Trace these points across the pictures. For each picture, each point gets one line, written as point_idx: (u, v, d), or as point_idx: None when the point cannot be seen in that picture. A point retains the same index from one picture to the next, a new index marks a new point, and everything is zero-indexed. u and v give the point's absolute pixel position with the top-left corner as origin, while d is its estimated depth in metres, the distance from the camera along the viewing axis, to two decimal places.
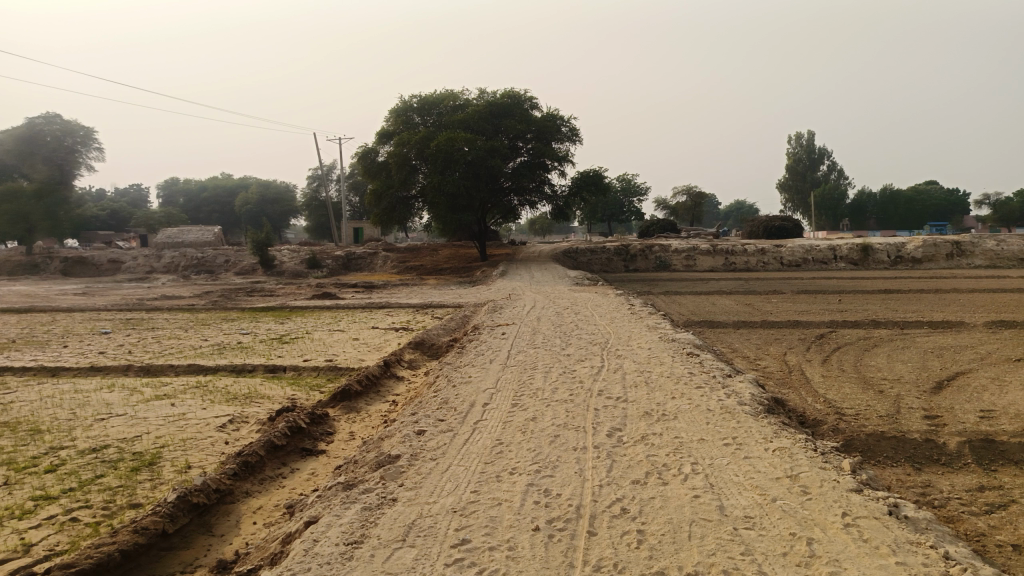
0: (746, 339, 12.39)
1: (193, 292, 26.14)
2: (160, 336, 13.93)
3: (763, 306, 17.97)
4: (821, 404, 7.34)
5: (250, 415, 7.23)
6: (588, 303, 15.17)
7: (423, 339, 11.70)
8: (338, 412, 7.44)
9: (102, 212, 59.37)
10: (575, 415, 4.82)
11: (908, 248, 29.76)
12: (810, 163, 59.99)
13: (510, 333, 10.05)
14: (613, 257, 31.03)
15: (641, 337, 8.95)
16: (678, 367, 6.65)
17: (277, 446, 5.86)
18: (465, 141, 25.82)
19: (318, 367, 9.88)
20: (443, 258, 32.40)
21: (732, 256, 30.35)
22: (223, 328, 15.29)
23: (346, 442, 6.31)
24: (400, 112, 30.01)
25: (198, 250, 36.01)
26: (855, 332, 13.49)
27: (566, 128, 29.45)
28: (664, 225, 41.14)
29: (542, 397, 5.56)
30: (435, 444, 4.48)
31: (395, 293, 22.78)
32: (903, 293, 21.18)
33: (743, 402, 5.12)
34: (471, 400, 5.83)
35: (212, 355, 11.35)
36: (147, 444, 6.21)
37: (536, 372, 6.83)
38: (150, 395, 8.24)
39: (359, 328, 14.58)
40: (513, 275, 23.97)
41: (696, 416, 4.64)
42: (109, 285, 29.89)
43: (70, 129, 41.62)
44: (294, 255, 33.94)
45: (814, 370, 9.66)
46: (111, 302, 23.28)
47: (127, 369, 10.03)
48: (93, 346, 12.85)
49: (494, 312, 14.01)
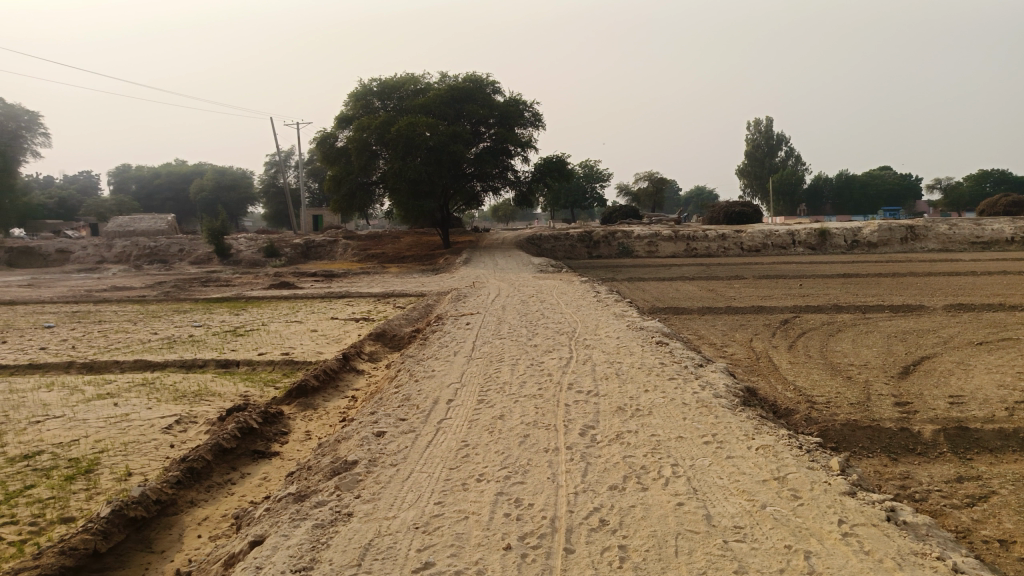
0: (712, 325, 12.29)
1: (145, 283, 25.27)
2: (107, 330, 13.32)
3: (727, 292, 17.94)
4: (792, 393, 7.19)
5: (199, 415, 6.83)
6: (553, 290, 14.93)
7: (384, 330, 11.35)
8: (295, 410, 7.08)
9: (50, 200, 57.33)
10: (544, 412, 4.55)
11: (865, 232, 30.17)
12: (768, 149, 60.67)
13: (474, 323, 9.74)
14: (576, 244, 30.86)
15: (609, 326, 8.72)
16: (648, 358, 6.42)
17: (226, 449, 5.48)
18: (427, 125, 25.34)
19: (273, 361, 9.45)
20: (405, 245, 31.93)
21: (694, 241, 30.43)
22: (176, 320, 14.71)
23: (301, 443, 5.95)
24: (360, 96, 29.32)
25: (151, 239, 34.91)
26: (818, 316, 13.47)
27: (528, 113, 29.14)
28: (626, 211, 41.13)
29: (508, 392, 5.28)
30: (396, 447, 4.17)
31: (355, 282, 22.26)
32: (862, 277, 21.37)
33: (718, 395, 4.90)
34: (434, 396, 5.52)
35: (161, 349, 10.84)
36: (85, 449, 5.80)
37: (502, 365, 6.54)
38: (92, 394, 7.77)
39: (318, 319, 14.14)
40: (477, 262, 23.65)
41: (672, 411, 4.40)
42: (56, 277, 28.79)
43: (13, 114, 40.16)
44: (252, 243, 33.10)
45: (781, 357, 9.55)
46: (58, 294, 22.32)
47: (69, 366, 9.49)
48: (35, 341, 12.21)
49: (457, 301, 13.68)
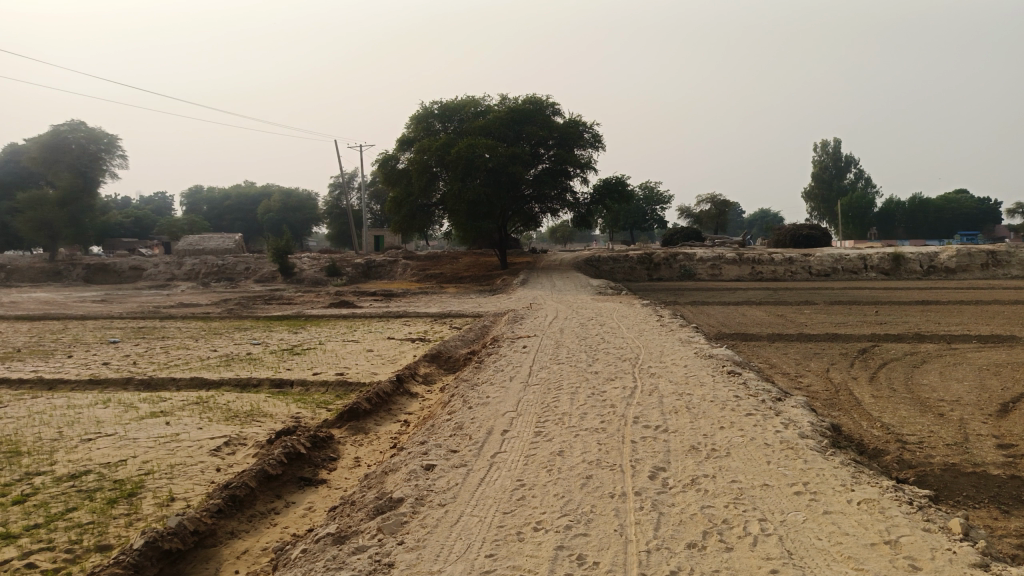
0: (783, 353, 11.62)
1: (211, 300, 25.77)
2: (169, 346, 13.45)
3: (797, 319, 17.09)
4: (880, 431, 6.57)
5: (249, 437, 6.63)
6: (614, 313, 14.44)
7: (440, 352, 11.09)
8: (345, 435, 6.82)
9: (127, 219, 59.60)
10: (609, 449, 4.14)
11: (942, 257, 28.67)
12: (837, 171, 58.79)
13: (532, 347, 9.36)
14: (636, 266, 30.25)
15: (674, 354, 8.22)
16: (721, 390, 5.94)
17: (271, 476, 5.23)
18: (486, 147, 25.26)
19: (327, 381, 9.26)
20: (464, 266, 31.87)
21: (759, 265, 29.44)
22: (235, 337, 14.78)
23: (350, 471, 5.68)
24: (421, 118, 29.56)
25: (219, 257, 35.77)
26: (900, 346, 12.61)
27: (588, 135, 28.84)
28: (688, 233, 40.29)
29: (569, 424, 4.89)
30: (447, 483, 3.83)
31: (413, 302, 22.19)
32: (941, 305, 20.19)
33: (805, 434, 4.41)
34: (489, 426, 5.16)
35: (218, 367, 10.80)
36: (131, 470, 5.63)
37: (562, 393, 6.14)
38: (145, 412, 7.67)
39: (374, 339, 13.99)
40: (535, 283, 23.34)
41: (755, 453, 3.95)
42: (128, 293, 29.68)
43: (94, 137, 41.15)
44: (314, 262, 33.57)
45: (862, 390, 8.87)
46: (128, 309, 22.91)
47: (127, 382, 9.50)
48: (100, 356, 12.38)
49: (515, 322, 13.34)
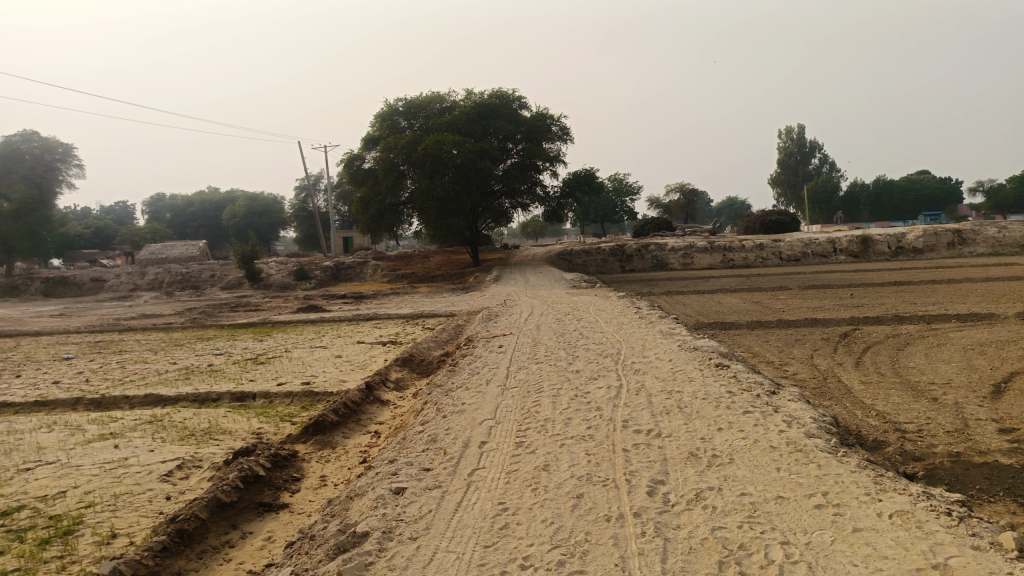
0: (765, 341, 11.33)
1: (175, 309, 24.93)
2: (126, 361, 12.77)
3: (773, 304, 16.84)
4: (875, 420, 6.23)
5: (205, 458, 6.10)
6: (590, 307, 14.07)
7: (412, 355, 10.61)
8: (311, 451, 6.33)
9: (87, 230, 57.93)
10: (599, 461, 3.72)
11: (910, 238, 28.78)
12: (802, 157, 59.12)
13: (508, 346, 8.91)
14: (609, 258, 29.95)
15: (658, 347, 7.83)
16: (711, 385, 5.56)
17: (225, 504, 4.73)
18: (453, 143, 24.77)
19: (292, 392, 8.72)
20: (435, 264, 31.34)
21: (731, 252, 29.32)
22: (197, 348, 14.12)
23: (315, 493, 5.20)
24: (386, 116, 28.94)
25: (183, 266, 34.78)
26: (881, 329, 12.39)
27: (556, 127, 28.46)
28: (659, 223, 40.11)
29: (552, 432, 4.47)
30: (417, 510, 3.37)
31: (383, 303, 21.62)
32: (915, 285, 20.12)
33: (811, 432, 4.04)
34: (465, 437, 4.71)
35: (176, 381, 10.18)
36: (70, 503, 5.08)
37: (542, 396, 5.72)
38: (93, 435, 7.09)
39: (343, 344, 13.44)
40: (508, 279, 22.92)
41: (763, 458, 3.56)
42: (89, 306, 28.70)
43: (48, 146, 39.94)
44: (282, 267, 32.78)
45: (851, 376, 8.59)
46: (87, 323, 22.02)
47: (76, 402, 8.88)
48: (51, 374, 11.69)
49: (488, 321, 12.88)
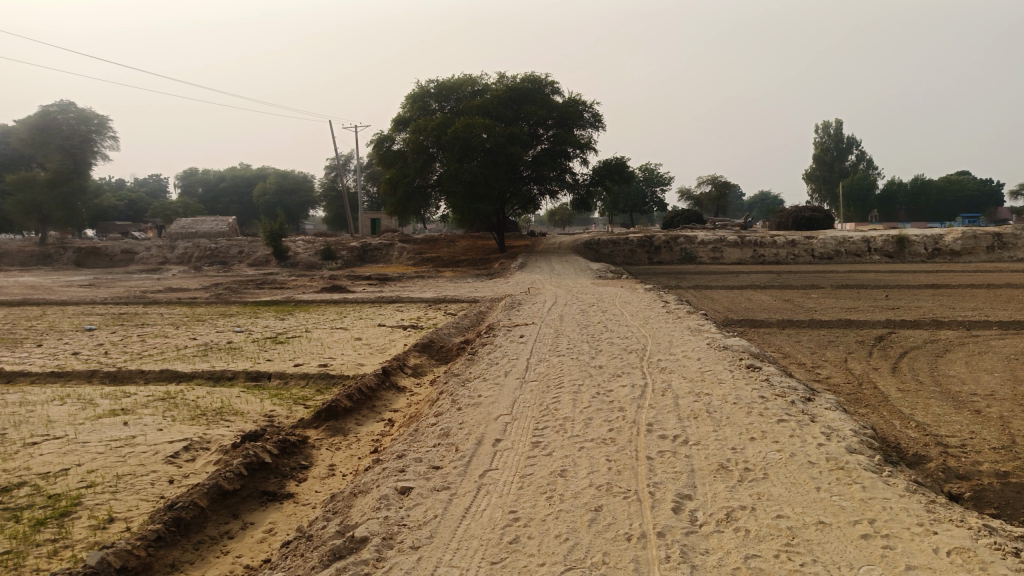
0: (797, 341, 10.93)
1: (201, 284, 25.01)
2: (148, 335, 12.73)
3: (805, 303, 16.35)
4: (915, 432, 5.86)
5: (213, 440, 5.93)
6: (615, 299, 13.74)
7: (432, 341, 10.40)
8: (322, 437, 6.13)
9: (121, 202, 58.60)
10: (621, 469, 3.44)
11: (948, 240, 27.95)
12: (839, 153, 57.80)
13: (530, 337, 8.63)
14: (636, 249, 29.51)
15: (686, 345, 7.50)
16: (742, 389, 5.25)
17: (227, 491, 4.54)
18: (484, 127, 24.44)
19: (308, 374, 8.54)
20: (461, 249, 31.14)
21: (762, 248, 28.73)
22: (218, 325, 14.06)
23: (322, 483, 5.00)
24: (417, 98, 28.69)
25: (212, 241, 34.95)
26: (918, 333, 11.91)
27: (588, 114, 27.99)
28: (690, 215, 39.49)
29: (571, 434, 4.20)
30: (422, 515, 3.13)
31: (407, 286, 21.45)
32: (952, 288, 19.48)
33: (852, 448, 3.73)
34: (479, 434, 4.45)
35: (193, 358, 10.08)
36: (71, 482, 4.93)
37: (562, 392, 5.44)
38: (104, 411, 6.96)
39: (364, 326, 13.26)
40: (533, 267, 22.64)
41: (800, 475, 3.27)
42: (118, 277, 28.93)
43: (85, 117, 39.96)
44: (309, 246, 32.79)
45: (887, 383, 8.19)
46: (114, 295, 22.16)
47: (92, 375, 8.78)
48: (71, 345, 11.67)
49: (511, 309, 12.61)
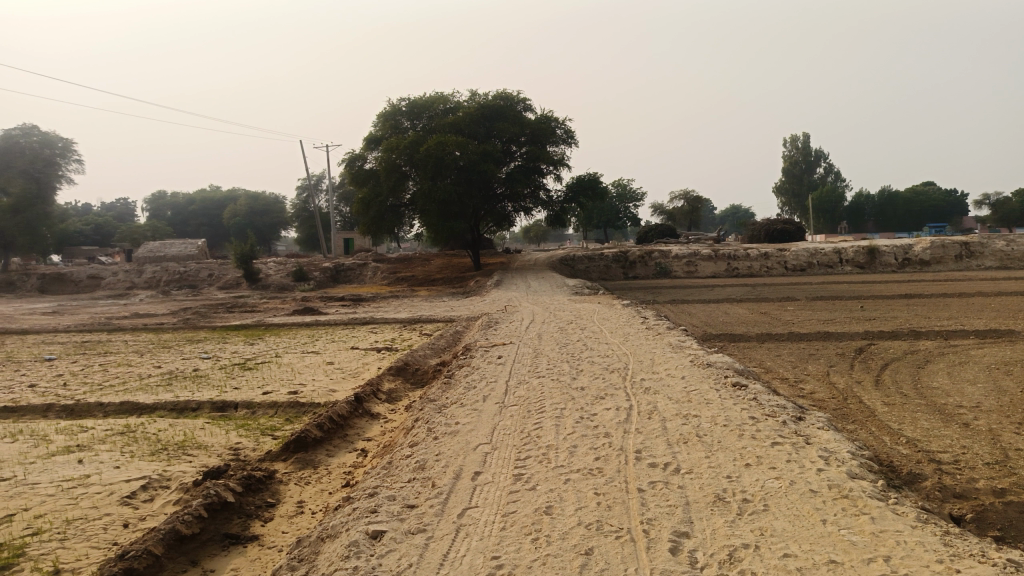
0: (777, 355, 10.80)
1: (170, 309, 24.41)
2: (111, 364, 12.26)
3: (782, 316, 16.31)
4: (906, 448, 5.68)
5: (174, 478, 5.58)
6: (593, 316, 13.55)
7: (407, 364, 10.10)
8: (291, 471, 5.80)
9: (87, 227, 57.44)
10: (610, 504, 3.19)
11: (917, 250, 28.23)
12: (807, 166, 58.58)
13: (508, 357, 8.36)
14: (611, 264, 29.41)
15: (669, 363, 7.30)
16: (731, 409, 5.03)
17: (184, 536, 4.21)
18: (457, 145, 24.27)
19: (278, 402, 8.18)
20: (436, 268, 30.87)
21: (735, 261, 28.84)
22: (185, 351, 13.60)
23: (290, 523, 4.68)
24: (389, 116, 28.47)
25: (181, 264, 34.27)
26: (896, 344, 11.84)
27: (561, 131, 27.96)
28: (663, 230, 39.61)
29: (555, 463, 3.94)
30: (395, 564, 2.86)
31: (381, 307, 21.08)
32: (925, 298, 19.60)
33: (854, 472, 3.52)
34: (456, 466, 4.18)
35: (157, 387, 9.66)
36: (16, 530, 4.55)
37: (543, 417, 5.19)
38: (58, 448, 6.56)
39: (337, 349, 12.90)
40: (509, 284, 22.42)
41: (803, 505, 3.05)
42: (83, 303, 28.15)
43: (48, 141, 38.38)
44: (281, 268, 32.27)
45: (872, 396, 8.05)
46: (78, 322, 21.51)
47: (47, 408, 8.34)
48: (29, 376, 11.16)
49: (488, 328, 12.35)
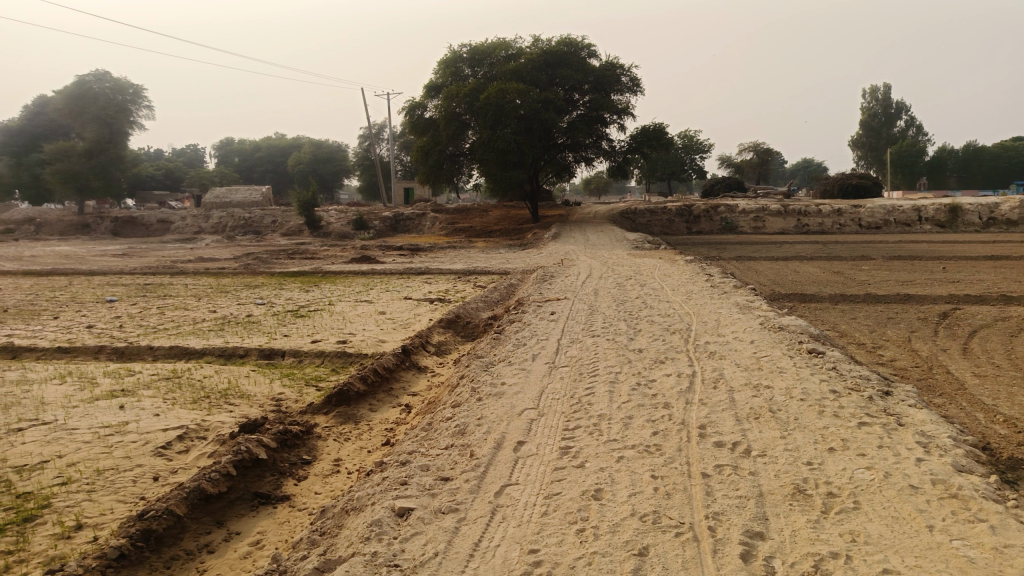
0: (851, 319, 10.07)
1: (232, 254, 24.69)
2: (168, 307, 12.33)
3: (856, 276, 15.33)
4: (1003, 427, 5.01)
5: (211, 429, 5.38)
6: (654, 272, 12.94)
7: (458, 317, 9.78)
8: (331, 426, 5.55)
9: (158, 171, 58.75)
10: (669, 491, 2.78)
11: (1005, 208, 26.33)
12: (887, 118, 55.43)
13: (561, 313, 7.94)
14: (674, 218, 28.43)
15: (736, 325, 6.75)
16: (807, 380, 4.50)
17: (211, 495, 3.99)
18: (518, 92, 23.51)
19: (324, 351, 7.97)
20: (494, 219, 30.48)
21: (805, 217, 27.53)
22: (241, 296, 13.62)
23: (324, 482, 4.42)
24: (450, 63, 27.86)
25: (246, 210, 34.73)
26: (985, 310, 10.91)
27: (626, 78, 26.80)
28: (730, 183, 38.13)
29: (607, 437, 3.53)
30: (420, 552, 2.51)
31: (438, 257, 20.82)
32: (1013, 260, 18.21)
33: (961, 464, 3.00)
34: (497, 434, 3.80)
35: (207, 332, 9.59)
36: (47, 478, 4.40)
37: (596, 382, 4.75)
38: (102, 392, 6.48)
39: (389, 299, 12.68)
40: (567, 237, 21.88)
41: (903, 505, 2.58)
42: (152, 247, 28.82)
43: (119, 86, 39.12)
44: (341, 215, 32.35)
45: (960, 366, 7.34)
46: (144, 264, 21.92)
47: (99, 351, 8.34)
48: (88, 318, 11.28)
49: (543, 282, 11.91)
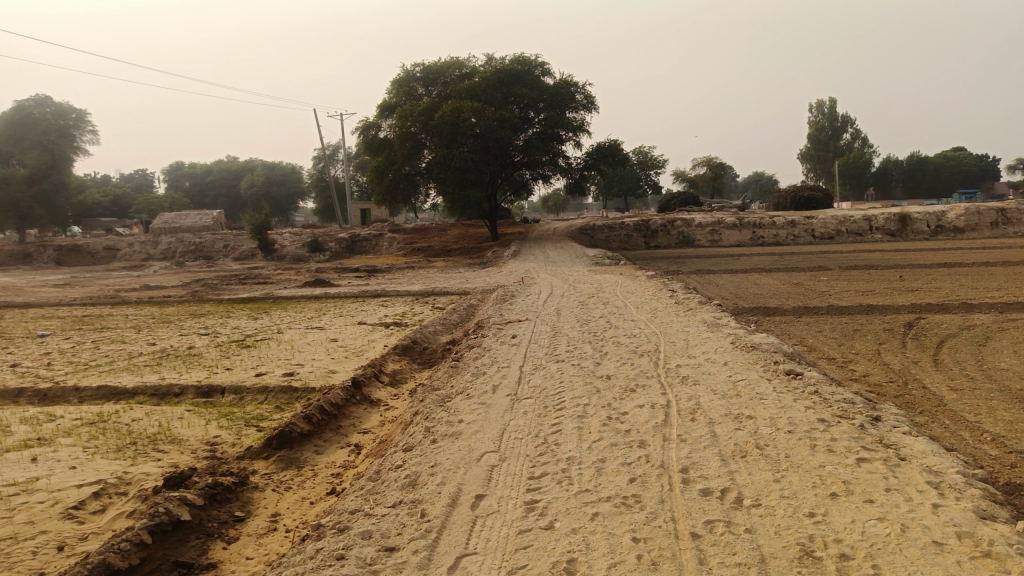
0: (819, 332, 9.81)
1: (181, 281, 23.77)
2: (105, 341, 11.54)
3: (817, 287, 15.22)
4: (994, 447, 4.69)
5: (134, 481, 4.79)
6: (617, 289, 12.60)
7: (414, 343, 9.26)
8: (271, 474, 5.00)
9: (105, 198, 56.94)
10: (656, 560, 2.41)
11: (951, 216, 26.81)
12: (834, 132, 56.63)
13: (523, 337, 7.49)
14: (633, 233, 28.31)
15: (706, 345, 6.38)
16: (792, 409, 4.11)
17: (121, 571, 3.43)
18: (473, 111, 23.19)
19: (267, 387, 7.36)
20: (452, 238, 30.02)
21: (761, 229, 27.64)
22: (185, 327, 12.85)
23: (258, 545, 3.87)
24: (403, 82, 27.41)
25: (196, 235, 33.64)
26: (949, 319, 10.77)
27: (581, 96, 26.73)
28: (686, 198, 38.34)
29: (577, 487, 3.09)
30: None
31: (396, 278, 20.24)
32: (967, 267, 18.39)
33: (983, 510, 2.66)
34: (452, 486, 3.32)
35: (143, 368, 8.89)
36: None
37: (561, 417, 4.30)
38: (15, 443, 5.80)
39: (342, 325, 12.08)
40: (526, 255, 21.54)
41: (931, 570, 2.27)
42: (96, 275, 27.61)
43: (62, 110, 37.89)
44: (295, 238, 31.52)
45: (935, 379, 7.07)
46: (86, 294, 20.91)
47: (19, 393, 7.60)
48: (16, 355, 10.46)
49: (503, 302, 11.48)
